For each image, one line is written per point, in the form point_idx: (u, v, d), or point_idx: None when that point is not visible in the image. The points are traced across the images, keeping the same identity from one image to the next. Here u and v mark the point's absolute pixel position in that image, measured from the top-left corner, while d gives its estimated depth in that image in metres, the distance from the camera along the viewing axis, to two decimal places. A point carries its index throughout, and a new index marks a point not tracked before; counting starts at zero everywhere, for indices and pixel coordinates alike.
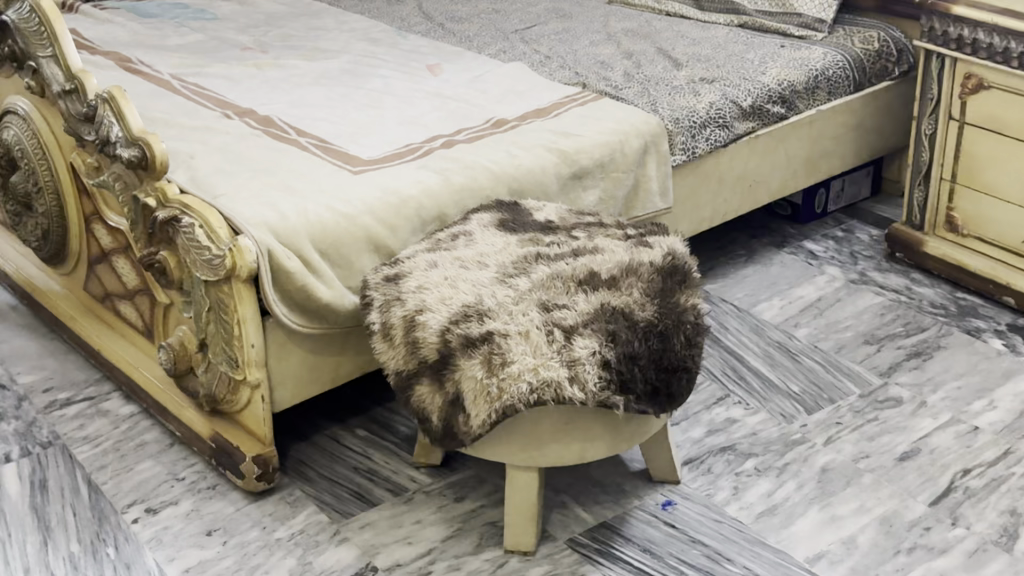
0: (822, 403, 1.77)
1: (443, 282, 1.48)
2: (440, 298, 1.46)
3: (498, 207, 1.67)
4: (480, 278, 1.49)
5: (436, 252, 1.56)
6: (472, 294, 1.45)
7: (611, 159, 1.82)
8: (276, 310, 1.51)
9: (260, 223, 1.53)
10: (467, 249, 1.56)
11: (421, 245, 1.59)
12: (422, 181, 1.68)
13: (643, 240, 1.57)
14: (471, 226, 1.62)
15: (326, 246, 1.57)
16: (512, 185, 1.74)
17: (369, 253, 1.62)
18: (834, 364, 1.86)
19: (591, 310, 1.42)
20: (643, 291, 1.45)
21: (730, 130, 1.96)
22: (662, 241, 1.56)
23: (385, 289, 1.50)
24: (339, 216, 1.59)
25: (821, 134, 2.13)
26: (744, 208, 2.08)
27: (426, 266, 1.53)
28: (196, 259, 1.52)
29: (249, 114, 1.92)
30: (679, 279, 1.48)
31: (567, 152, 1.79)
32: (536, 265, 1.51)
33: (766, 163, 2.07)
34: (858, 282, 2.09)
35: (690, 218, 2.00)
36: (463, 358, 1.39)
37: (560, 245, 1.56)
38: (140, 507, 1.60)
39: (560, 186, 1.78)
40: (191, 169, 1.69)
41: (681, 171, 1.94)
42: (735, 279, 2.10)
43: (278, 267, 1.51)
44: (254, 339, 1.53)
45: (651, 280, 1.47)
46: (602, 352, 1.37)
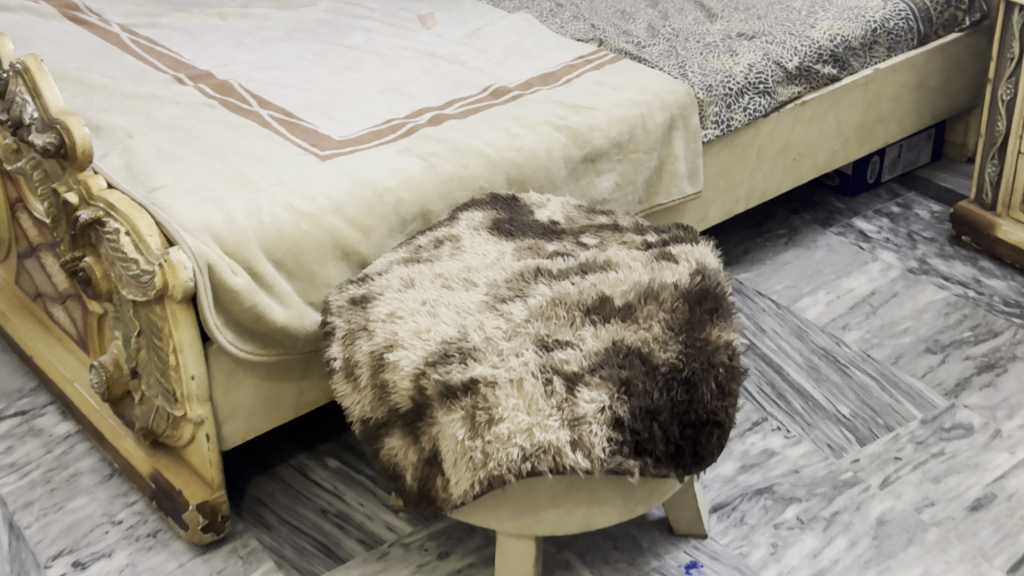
0: (877, 431, 1.50)
1: (420, 309, 1.21)
2: (415, 329, 1.18)
3: (493, 202, 1.38)
4: (466, 304, 1.21)
5: (416, 265, 1.28)
6: (454, 326, 1.18)
7: (630, 137, 1.53)
8: (219, 336, 1.25)
9: (201, 228, 1.26)
10: (453, 262, 1.28)
11: (399, 252, 1.32)
12: (402, 171, 1.40)
13: (666, 250, 1.28)
14: (459, 229, 1.34)
15: (282, 254, 1.30)
16: (511, 172, 1.45)
17: (335, 261, 1.34)
18: (890, 379, 1.58)
19: (599, 351, 1.14)
20: (665, 325, 1.17)
21: (772, 97, 1.66)
22: (690, 253, 1.28)
23: (350, 313, 1.24)
24: (298, 217, 1.32)
25: (877, 97, 1.82)
26: (786, 184, 1.79)
27: (400, 285, 1.25)
28: (123, 274, 1.26)
29: (205, 78, 1.63)
30: (711, 307, 1.20)
31: (578, 130, 1.49)
32: (535, 285, 1.24)
33: (813, 132, 1.77)
34: (917, 271, 1.80)
35: (723, 200, 1.71)
36: (442, 410, 1.12)
37: (566, 257, 1.29)
38: (67, 560, 1.35)
39: (569, 171, 1.49)
40: (127, 153, 1.43)
41: (714, 147, 1.65)
42: (774, 266, 1.82)
43: (222, 285, 1.24)
44: (194, 370, 1.26)
45: (674, 308, 1.19)
46: (613, 407, 1.10)
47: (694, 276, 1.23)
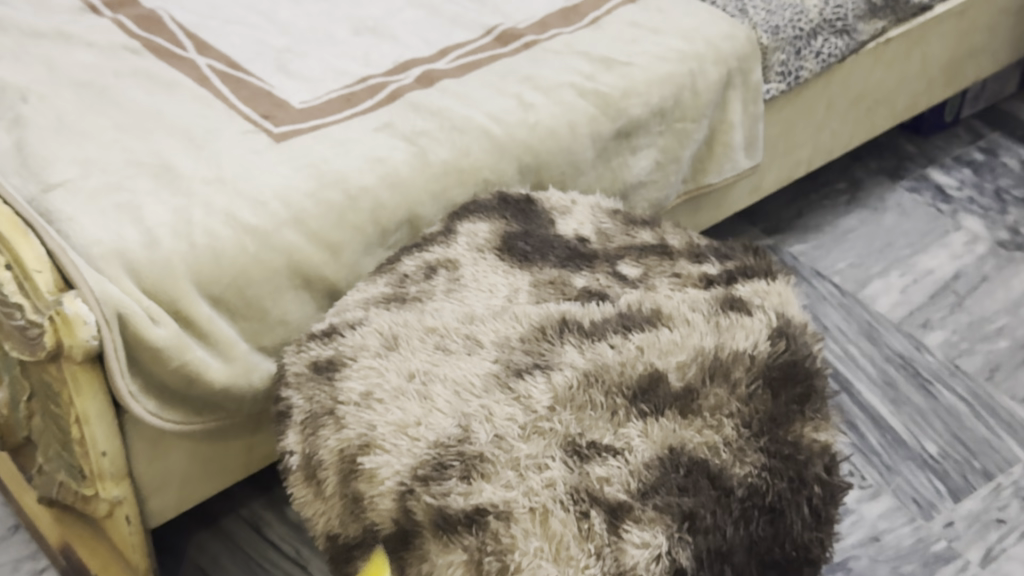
0: (973, 479, 1.21)
1: (403, 394, 0.88)
2: (398, 420, 0.86)
3: (501, 207, 1.05)
4: (471, 382, 0.89)
5: (404, 310, 0.96)
6: (458, 430, 0.85)
7: (675, 104, 1.19)
8: (134, 406, 0.92)
9: (110, 251, 0.93)
10: (452, 303, 0.96)
11: (377, 289, 0.99)
12: (380, 161, 1.06)
13: (732, 291, 0.97)
14: (456, 250, 1.01)
15: (224, 288, 0.97)
16: (525, 158, 1.12)
17: (293, 292, 1.01)
18: (983, 402, 1.29)
19: (652, 462, 0.83)
20: (740, 423, 0.86)
21: (850, 38, 1.32)
22: (766, 295, 0.97)
23: (312, 386, 0.90)
24: (243, 235, 0.98)
25: (970, 27, 1.48)
26: (855, 138, 1.46)
27: (376, 351, 0.91)
28: (6, 322, 0.93)
29: (127, 7, 1.28)
30: (801, 392, 0.88)
31: (610, 98, 1.15)
32: (562, 346, 0.92)
33: (893, 75, 1.43)
34: (1009, 246, 1.50)
35: (782, 164, 1.37)
36: (434, 546, 0.81)
37: (601, 300, 0.96)
38: None
39: (597, 151, 1.16)
40: (16, 125, 1.07)
41: (776, 105, 1.31)
42: (834, 237, 1.51)
43: (136, 343, 0.91)
44: (106, 445, 0.94)
45: (750, 401, 0.87)
46: (674, 553, 0.78)
47: (774, 346, 0.91)
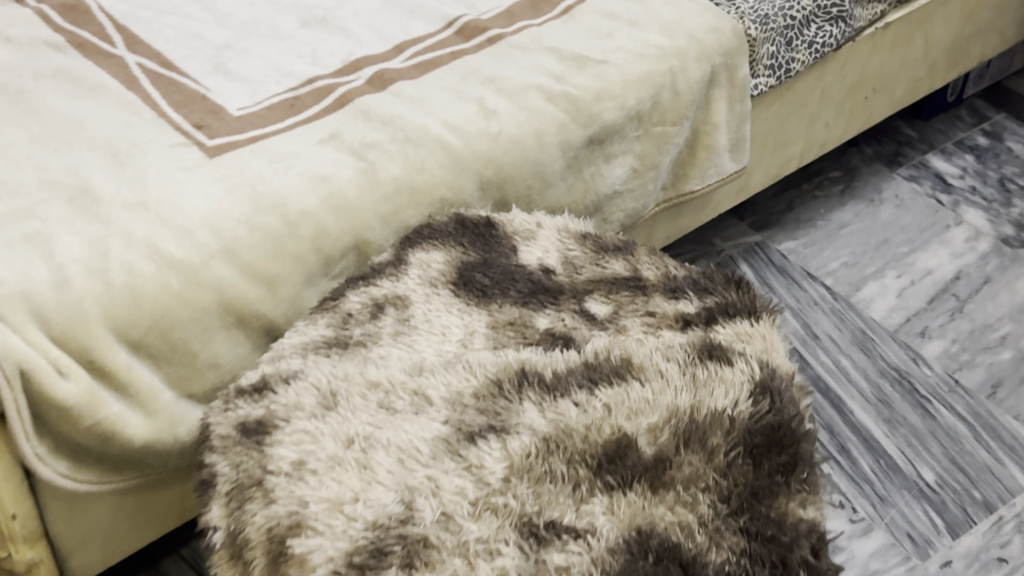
0: (973, 511, 1.13)
1: (339, 464, 0.78)
2: (332, 496, 0.76)
3: (458, 233, 0.95)
4: (417, 448, 0.79)
5: (346, 358, 0.86)
6: (398, 509, 0.75)
7: (654, 106, 1.08)
8: (44, 467, 0.83)
9: (12, 293, 0.82)
10: (399, 351, 0.86)
11: (317, 332, 0.89)
12: (324, 180, 0.96)
13: (712, 334, 0.87)
14: (406, 285, 0.91)
15: (146, 332, 0.87)
16: (489, 173, 1.01)
17: (225, 332, 0.91)
18: (985, 423, 1.20)
19: (619, 547, 0.72)
20: (717, 500, 0.76)
21: (847, 25, 1.21)
22: (749, 339, 0.87)
23: (239, 453, 0.81)
24: (167, 271, 0.88)
25: (976, 6, 1.36)
26: (850, 129, 1.35)
27: (312, 411, 0.81)
28: None
29: None
30: (786, 460, 0.78)
31: (582, 102, 1.05)
32: (521, 404, 0.82)
33: (892, 61, 1.32)
34: (1014, 243, 1.40)
35: (771, 161, 1.27)
36: None
37: (566, 346, 0.87)
38: None
39: (567, 161, 1.05)
40: None
41: (765, 101, 1.20)
42: (827, 233, 1.41)
43: (43, 401, 0.81)
44: (16, 508, 0.84)
45: (729, 476, 0.77)
46: None
47: (757, 406, 0.81)
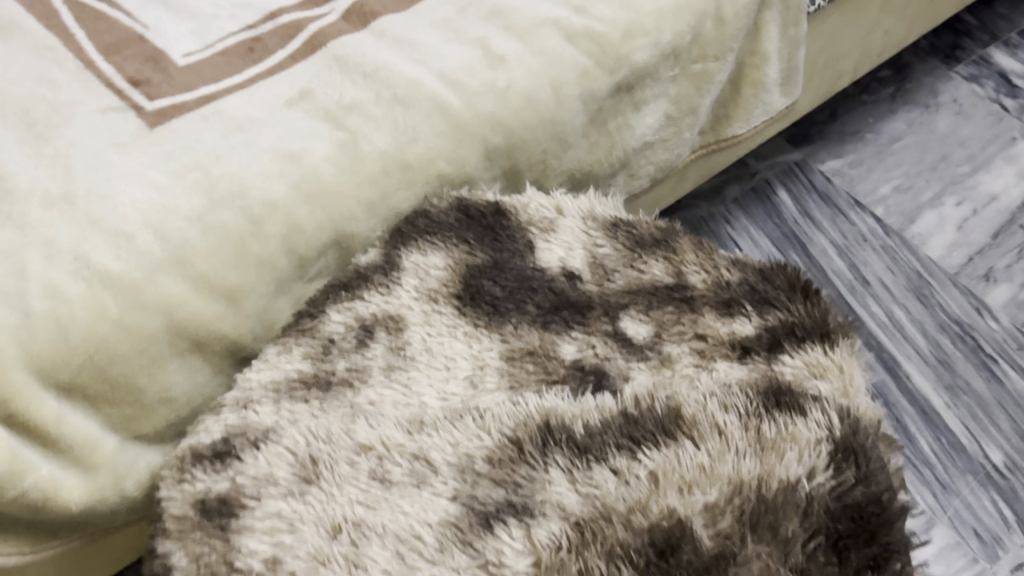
0: None
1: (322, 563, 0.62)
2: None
3: (463, 230, 0.77)
4: (422, 538, 0.63)
5: (328, 408, 0.70)
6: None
7: (694, 39, 0.89)
8: None
9: None
10: (394, 395, 0.70)
11: (291, 366, 0.72)
12: (293, 158, 0.77)
13: (777, 366, 0.71)
14: (399, 301, 0.74)
15: (79, 372, 0.69)
16: (497, 140, 0.83)
17: (177, 359, 0.74)
18: None
19: None
20: None
21: None
22: (823, 374, 0.71)
23: (198, 541, 0.65)
24: (101, 291, 0.70)
25: None
26: (909, 33, 1.16)
27: (288, 488, 0.66)
28: None
29: None
30: (877, 553, 0.64)
31: (608, 42, 0.85)
32: (546, 473, 0.66)
33: None
34: None
35: (820, 81, 1.08)
36: None
37: (602, 396, 0.70)
38: None
39: (590, 115, 0.87)
40: None
41: (821, 17, 1.00)
42: (875, 151, 1.24)
43: None
44: None
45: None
46: None
47: (839, 481, 0.66)
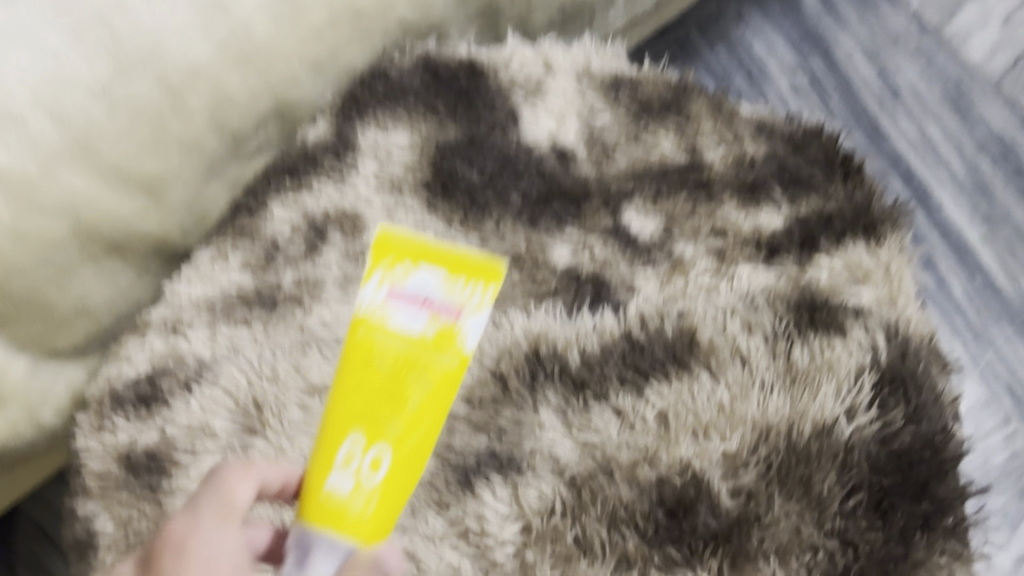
0: None
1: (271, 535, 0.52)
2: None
3: (427, 100, 0.68)
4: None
5: (274, 337, 0.58)
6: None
7: None
8: None
9: None
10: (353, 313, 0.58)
11: (229, 280, 0.60)
12: (221, 9, 0.59)
13: (802, 271, 0.61)
14: (357, 194, 0.63)
15: None
16: None
17: (89, 265, 0.60)
18: None
19: None
20: None
21: None
22: (855, 276, 0.61)
23: (124, 504, 0.54)
24: None
25: None
26: None
27: (228, 442, 0.54)
28: None
29: None
30: (928, 509, 0.54)
31: None
32: (533, 413, 0.57)
33: None
34: None
35: None
36: None
37: (603, 312, 0.60)
38: None
39: None
40: None
41: None
42: None
43: None
44: None
45: (849, 549, 0.52)
46: None
47: (885, 422, 0.55)
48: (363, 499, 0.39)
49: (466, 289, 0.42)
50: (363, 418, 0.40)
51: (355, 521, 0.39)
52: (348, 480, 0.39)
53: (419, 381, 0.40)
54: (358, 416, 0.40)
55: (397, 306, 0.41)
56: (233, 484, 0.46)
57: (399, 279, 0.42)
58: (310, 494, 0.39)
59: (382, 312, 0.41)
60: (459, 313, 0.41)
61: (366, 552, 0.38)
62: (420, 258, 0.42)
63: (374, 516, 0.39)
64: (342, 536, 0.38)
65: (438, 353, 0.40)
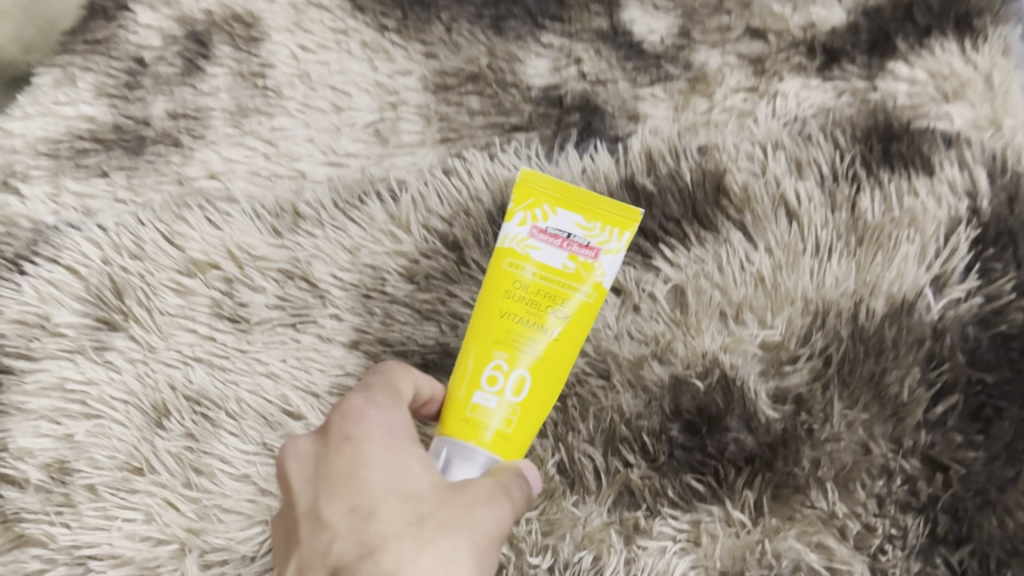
0: None
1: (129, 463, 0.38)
2: (135, 559, 0.37)
3: None
4: (300, 417, 0.39)
5: (145, 194, 0.44)
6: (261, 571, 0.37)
7: None
8: None
9: None
10: (250, 160, 0.45)
11: (77, 112, 0.46)
12: None
13: (866, 87, 0.45)
14: None
15: None
16: None
17: None
18: None
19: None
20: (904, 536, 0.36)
21: None
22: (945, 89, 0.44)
23: None
24: None
25: None
26: None
27: (76, 343, 0.40)
28: None
29: None
30: None
31: None
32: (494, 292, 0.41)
33: None
34: None
35: None
36: None
37: (597, 145, 0.44)
38: None
39: None
40: None
41: None
42: None
43: None
44: None
45: (936, 474, 0.36)
46: None
47: (990, 295, 0.38)
48: (500, 421, 0.33)
49: (603, 233, 0.35)
50: (501, 342, 0.34)
51: (495, 437, 0.33)
52: (491, 398, 0.33)
53: (559, 313, 0.34)
54: (499, 335, 0.34)
55: (538, 241, 0.35)
56: (391, 382, 0.35)
57: (541, 218, 0.35)
58: (451, 408, 0.34)
59: (527, 248, 0.35)
60: (592, 255, 0.35)
61: (506, 464, 0.33)
62: (561, 203, 0.35)
63: (514, 433, 0.33)
64: (483, 446, 0.32)
65: (586, 298, 0.35)
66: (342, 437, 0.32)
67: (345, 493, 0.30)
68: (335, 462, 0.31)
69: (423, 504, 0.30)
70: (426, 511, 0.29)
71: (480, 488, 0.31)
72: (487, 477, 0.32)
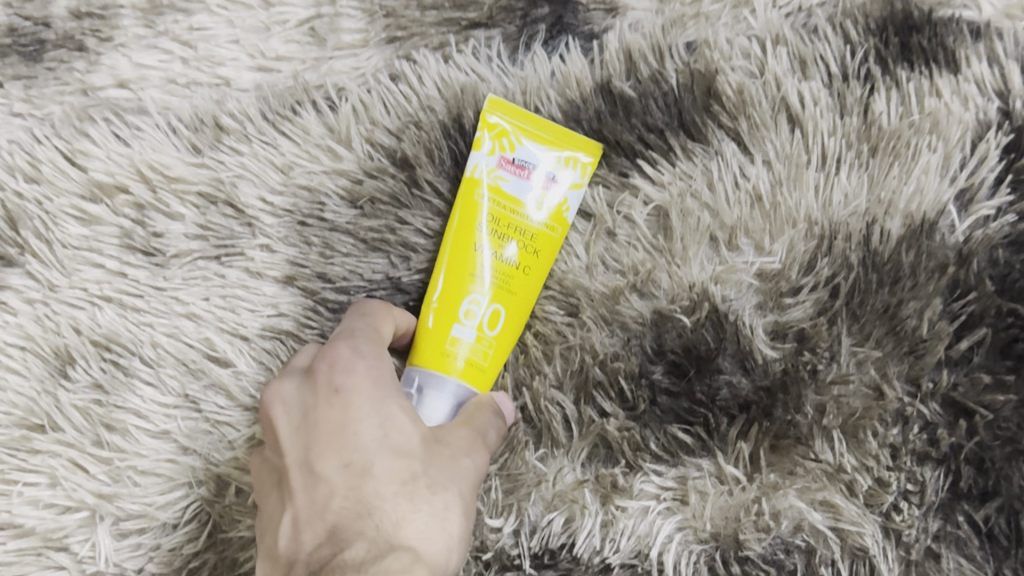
0: None
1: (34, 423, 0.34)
2: (38, 530, 0.33)
3: None
4: (229, 364, 0.35)
5: (45, 107, 0.38)
6: (181, 542, 0.34)
7: None
8: None
9: None
10: (167, 65, 0.38)
11: None
12: None
13: None
14: None
15: None
16: None
17: None
18: None
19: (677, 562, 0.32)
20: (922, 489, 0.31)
21: None
22: None
23: None
24: None
25: None
26: None
27: None
28: None
29: None
30: None
31: None
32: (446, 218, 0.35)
33: None
34: None
35: None
36: None
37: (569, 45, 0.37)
38: None
39: None
40: None
41: None
42: None
43: None
44: None
45: (959, 420, 0.32)
46: None
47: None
48: (473, 352, 0.31)
49: (569, 167, 0.33)
50: (471, 272, 0.32)
51: (466, 367, 0.31)
52: (469, 333, 0.32)
53: (528, 246, 0.32)
54: (469, 268, 0.32)
55: (505, 172, 0.33)
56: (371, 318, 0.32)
57: (508, 147, 0.33)
58: (424, 339, 0.32)
59: (496, 179, 0.33)
60: (558, 185, 0.33)
61: (483, 397, 0.31)
62: (529, 131, 0.33)
63: (490, 364, 0.32)
64: (455, 377, 0.31)
65: (554, 227, 0.33)
66: (331, 386, 0.29)
67: (337, 449, 0.29)
68: (324, 412, 0.29)
69: (416, 469, 0.29)
70: (420, 474, 0.29)
71: (463, 442, 0.30)
72: (463, 422, 0.30)
